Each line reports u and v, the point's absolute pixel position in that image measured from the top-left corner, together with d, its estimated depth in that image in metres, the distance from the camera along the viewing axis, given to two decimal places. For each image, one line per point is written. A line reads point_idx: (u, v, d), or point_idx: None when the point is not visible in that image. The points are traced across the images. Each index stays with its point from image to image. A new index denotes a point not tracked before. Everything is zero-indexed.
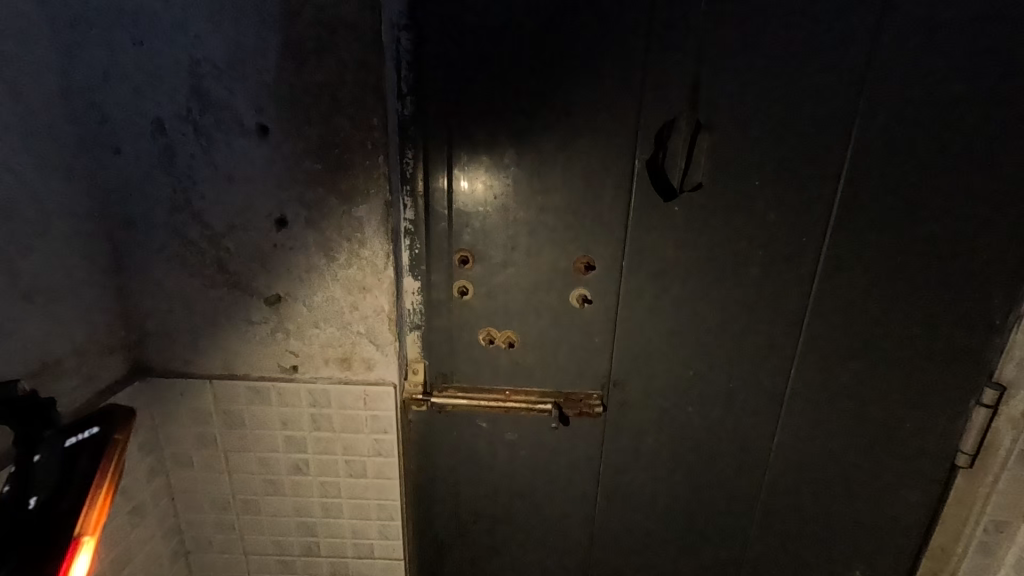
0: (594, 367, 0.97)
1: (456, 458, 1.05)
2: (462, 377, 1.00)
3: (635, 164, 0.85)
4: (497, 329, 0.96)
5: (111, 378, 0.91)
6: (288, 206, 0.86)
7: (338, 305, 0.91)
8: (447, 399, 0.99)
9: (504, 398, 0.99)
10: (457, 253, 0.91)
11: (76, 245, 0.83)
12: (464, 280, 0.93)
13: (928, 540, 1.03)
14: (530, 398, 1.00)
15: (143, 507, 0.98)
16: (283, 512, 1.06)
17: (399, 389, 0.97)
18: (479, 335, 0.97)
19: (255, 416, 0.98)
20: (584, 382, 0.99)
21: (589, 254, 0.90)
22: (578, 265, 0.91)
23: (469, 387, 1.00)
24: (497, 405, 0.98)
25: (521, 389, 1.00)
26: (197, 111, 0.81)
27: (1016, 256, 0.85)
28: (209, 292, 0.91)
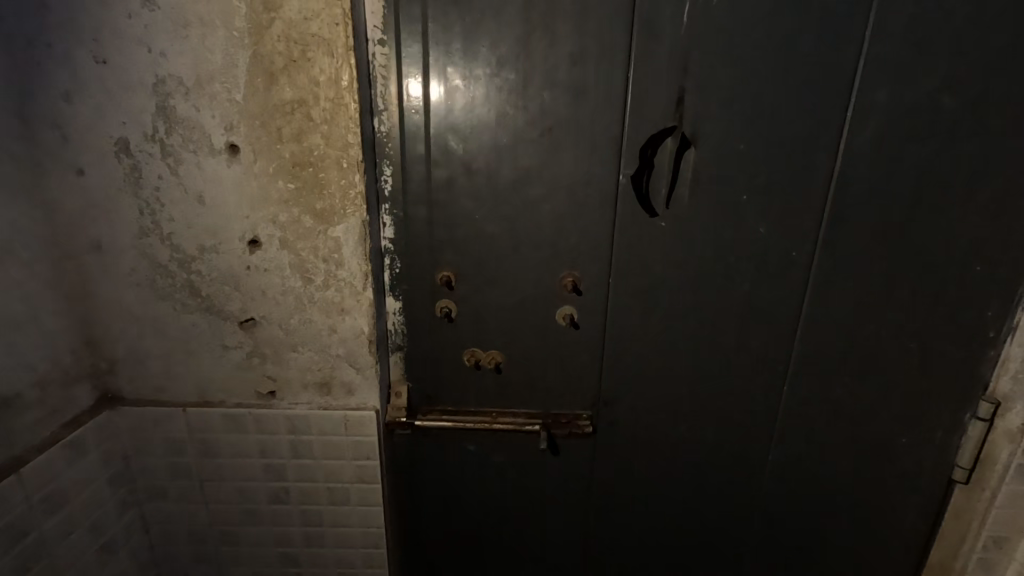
0: (583, 386, 0.95)
1: (443, 481, 1.02)
2: (448, 399, 0.97)
3: (620, 179, 0.83)
4: (482, 350, 0.93)
5: (77, 409, 0.87)
6: (262, 226, 0.82)
7: (316, 328, 0.88)
8: (432, 422, 0.96)
9: (490, 420, 0.96)
10: (440, 273, 0.89)
11: (36, 271, 0.80)
12: (447, 300, 0.90)
13: (926, 555, 1.01)
14: (518, 420, 0.96)
15: (115, 542, 0.93)
16: (264, 542, 1.01)
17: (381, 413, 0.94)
18: (464, 357, 0.94)
19: (232, 444, 0.94)
20: (574, 402, 0.96)
21: (576, 271, 0.88)
22: (566, 283, 0.88)
23: (454, 409, 0.98)
24: (483, 427, 0.95)
25: (508, 411, 0.97)
26: (163, 130, 0.78)
27: (1007, 267, 0.84)
28: (181, 317, 0.88)
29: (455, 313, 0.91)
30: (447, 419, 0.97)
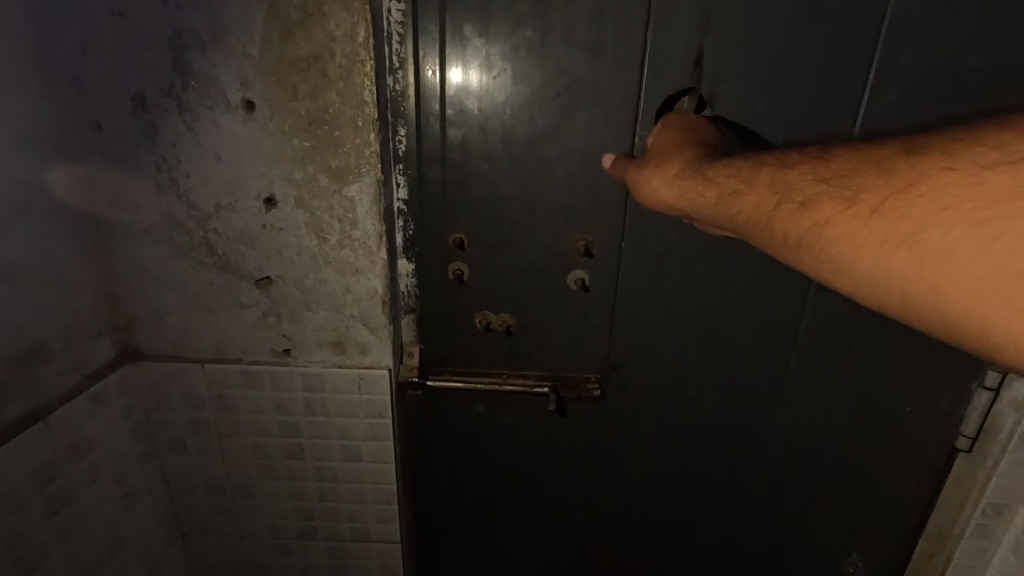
0: (592, 351, 0.96)
1: (452, 441, 1.05)
2: (460, 361, 0.99)
3: (635, 141, 0.82)
4: (494, 313, 0.95)
5: (99, 363, 0.90)
6: (277, 184, 0.83)
7: (330, 287, 0.89)
8: (444, 382, 0.98)
9: (500, 381, 0.98)
10: (453, 236, 0.90)
11: (58, 226, 0.81)
12: (460, 263, 0.91)
13: (925, 522, 1.03)
14: (527, 381, 0.98)
15: (137, 492, 0.97)
16: (280, 496, 1.05)
17: (393, 373, 0.95)
18: (477, 320, 0.95)
19: (249, 401, 0.97)
20: (583, 366, 0.97)
21: (588, 236, 0.88)
22: (579, 247, 0.88)
23: (464, 370, 1.00)
24: (492, 388, 0.97)
25: (518, 373, 0.99)
26: (179, 85, 0.78)
27: None
28: (198, 274, 0.89)
29: (467, 275, 0.92)
30: (457, 379, 0.98)
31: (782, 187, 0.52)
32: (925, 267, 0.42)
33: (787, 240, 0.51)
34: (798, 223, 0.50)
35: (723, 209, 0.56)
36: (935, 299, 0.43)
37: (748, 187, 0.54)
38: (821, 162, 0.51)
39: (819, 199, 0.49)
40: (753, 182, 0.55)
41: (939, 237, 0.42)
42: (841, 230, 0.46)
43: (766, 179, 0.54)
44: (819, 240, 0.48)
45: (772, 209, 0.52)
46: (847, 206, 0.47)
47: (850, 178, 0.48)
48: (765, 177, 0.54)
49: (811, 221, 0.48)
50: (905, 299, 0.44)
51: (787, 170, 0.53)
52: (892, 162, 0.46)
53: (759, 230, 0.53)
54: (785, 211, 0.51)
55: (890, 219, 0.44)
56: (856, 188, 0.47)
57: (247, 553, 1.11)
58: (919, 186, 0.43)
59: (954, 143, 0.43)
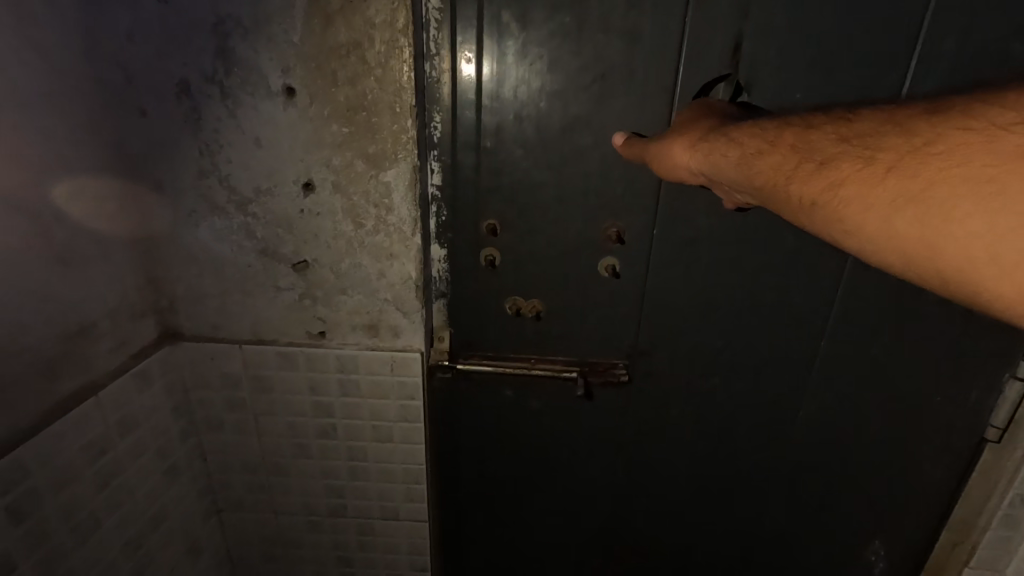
0: (620, 337, 0.97)
1: (479, 424, 1.07)
2: (489, 345, 1.01)
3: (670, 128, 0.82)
4: (524, 299, 0.96)
5: (143, 342, 0.93)
6: (315, 170, 0.85)
7: (365, 271, 0.91)
8: (473, 365, 1.00)
9: (529, 365, 1.00)
10: (485, 222, 0.91)
11: (106, 209, 0.83)
12: (492, 249, 0.93)
13: (949, 513, 1.03)
14: (555, 366, 1.00)
15: (178, 467, 1.00)
16: (313, 474, 1.08)
17: (425, 356, 0.97)
18: (507, 305, 0.97)
19: (284, 381, 1.00)
20: (611, 352, 0.99)
21: (620, 223, 0.89)
22: (610, 233, 0.89)
23: (494, 355, 1.01)
24: (522, 371, 0.99)
25: (547, 357, 1.00)
26: (222, 71, 0.79)
27: None
28: (238, 258, 0.91)
29: (499, 261, 0.93)
30: (487, 363, 1.00)
31: (804, 148, 0.51)
32: (926, 222, 0.41)
33: (799, 200, 0.49)
34: (814, 181, 0.48)
35: (744, 171, 0.55)
36: (933, 255, 0.41)
37: (771, 148, 0.54)
38: (847, 126, 0.50)
39: (837, 157, 0.48)
40: (777, 144, 0.53)
41: (945, 189, 0.40)
42: (855, 187, 0.45)
43: (789, 142, 0.53)
44: (832, 197, 0.46)
45: (791, 170, 0.51)
46: (862, 164, 0.46)
47: (871, 139, 0.47)
48: (789, 138, 0.53)
49: (826, 180, 0.47)
50: (906, 255, 0.43)
51: (812, 133, 0.52)
52: (912, 123, 0.45)
53: (775, 194, 0.52)
54: (805, 171, 0.50)
55: (904, 177, 0.43)
56: (874, 147, 0.46)
57: (280, 528, 1.14)
58: (935, 143, 0.42)
59: (980, 104, 0.42)
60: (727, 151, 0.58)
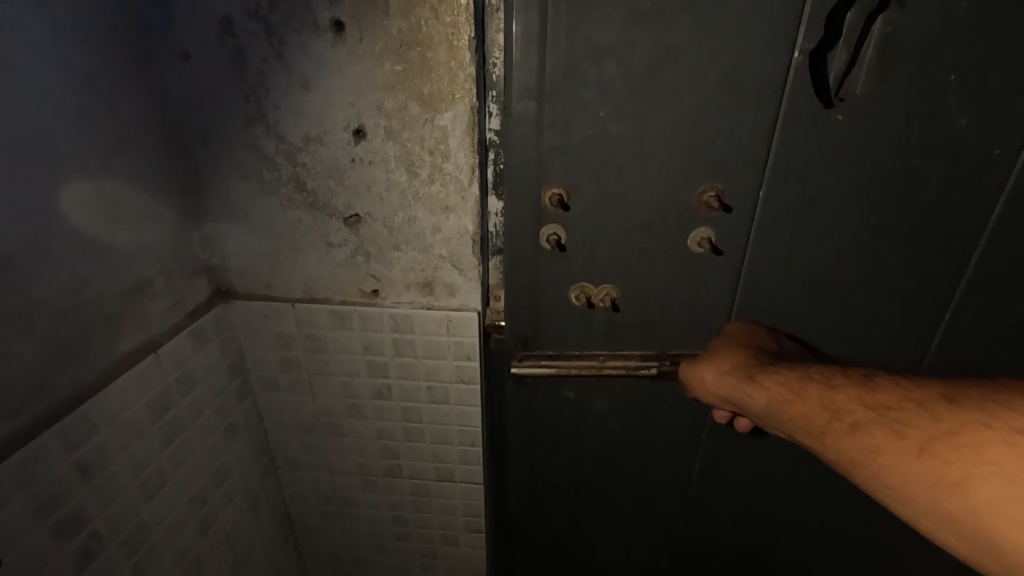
0: (695, 298, 0.89)
1: (541, 423, 1.03)
2: (547, 324, 0.93)
3: (794, 57, 0.70)
4: (594, 287, 0.89)
5: (197, 300, 0.90)
6: (366, 114, 0.78)
7: (420, 226, 0.86)
8: (530, 368, 0.94)
9: (599, 364, 0.94)
10: (548, 193, 0.82)
11: (153, 161, 0.80)
12: (558, 227, 0.84)
13: None
14: (630, 361, 0.94)
15: (236, 426, 1.00)
16: (367, 434, 1.08)
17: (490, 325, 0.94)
18: (573, 293, 0.90)
19: (338, 341, 0.97)
20: (681, 316, 0.91)
21: (719, 184, 0.79)
22: (705, 199, 0.80)
23: (556, 355, 0.95)
24: (592, 372, 0.94)
25: (620, 353, 0.95)
26: (266, 6, 0.73)
27: None
28: (288, 213, 0.87)
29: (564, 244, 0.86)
30: (545, 364, 0.95)
31: (828, 404, 0.53)
32: (974, 515, 0.39)
33: (839, 456, 0.49)
34: (847, 444, 0.48)
35: (771, 414, 0.58)
36: None
37: (794, 398, 0.56)
38: (871, 387, 0.52)
39: (865, 424, 0.48)
40: (800, 396, 0.56)
41: (993, 492, 0.39)
42: (896, 463, 0.44)
43: (813, 393, 0.55)
44: (873, 465, 0.46)
45: (810, 412, 0.54)
46: (894, 435, 0.46)
47: (897, 410, 0.47)
48: (806, 387, 0.56)
49: (860, 446, 0.47)
50: (976, 553, 0.39)
51: (832, 388, 0.54)
52: (937, 399, 0.46)
53: (805, 438, 0.54)
54: (838, 428, 0.50)
55: (1005, 488, 0.38)
56: (901, 419, 0.46)
57: (335, 486, 1.15)
58: (973, 433, 0.42)
59: None
60: (755, 393, 0.61)
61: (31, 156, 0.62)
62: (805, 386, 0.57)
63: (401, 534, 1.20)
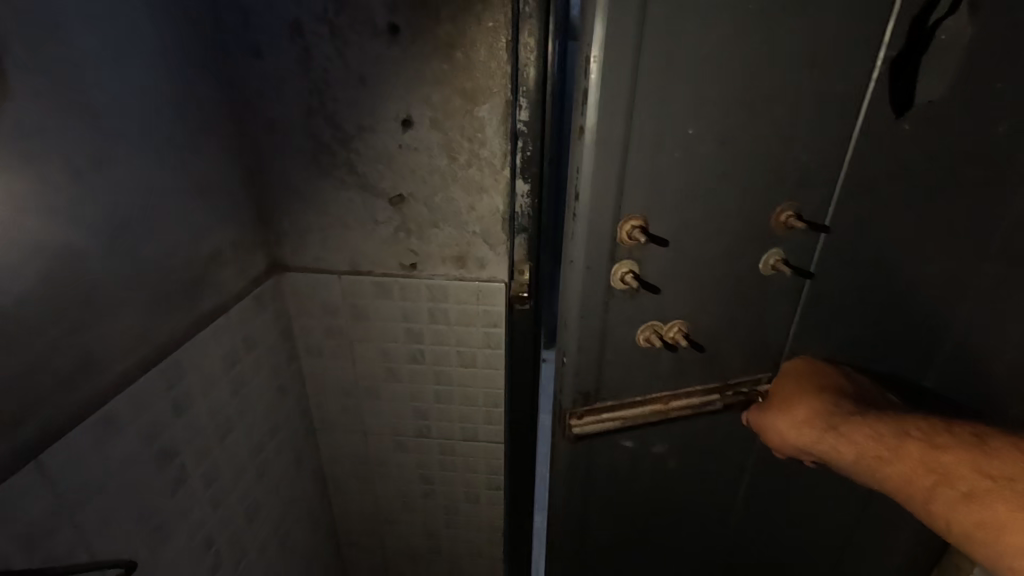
0: (719, 300, 0.91)
1: (588, 471, 1.07)
2: (606, 343, 0.92)
3: (879, 63, 0.76)
4: (664, 324, 0.91)
5: (256, 271, 1.01)
6: (414, 106, 0.90)
7: (457, 205, 0.98)
8: (591, 425, 0.97)
9: (663, 405, 0.99)
10: (624, 223, 0.81)
11: (224, 145, 0.91)
12: (630, 264, 0.84)
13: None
14: (693, 399, 1.00)
15: (285, 387, 1.11)
16: (400, 397, 1.19)
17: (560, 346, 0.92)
18: (643, 329, 0.91)
19: (379, 310, 1.09)
20: (714, 311, 0.92)
21: (796, 203, 0.85)
22: (783, 219, 0.85)
23: (613, 403, 0.98)
24: (656, 414, 0.98)
25: (680, 392, 0.99)
26: (333, 12, 0.85)
27: None
28: (340, 193, 0.99)
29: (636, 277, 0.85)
30: (604, 417, 0.98)
31: (938, 470, 0.73)
32: None
33: (949, 519, 0.69)
34: (961, 509, 0.68)
35: (882, 471, 0.78)
36: None
37: (901, 461, 0.76)
38: (972, 459, 0.71)
39: (977, 494, 0.68)
40: (908, 459, 0.76)
41: None
42: (1006, 530, 0.63)
43: (919, 457, 0.75)
44: (985, 531, 0.65)
45: (913, 476, 0.75)
46: (1008, 505, 0.65)
47: (1005, 483, 0.67)
48: (913, 454, 0.76)
49: (974, 511, 0.67)
50: None
51: (938, 455, 0.74)
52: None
53: (905, 492, 0.75)
54: (945, 494, 0.70)
55: None
56: (1010, 494, 0.65)
57: (369, 447, 1.26)
58: None
59: None
60: (866, 451, 0.81)
61: (143, 136, 0.74)
62: (909, 449, 0.77)
63: (428, 492, 1.32)
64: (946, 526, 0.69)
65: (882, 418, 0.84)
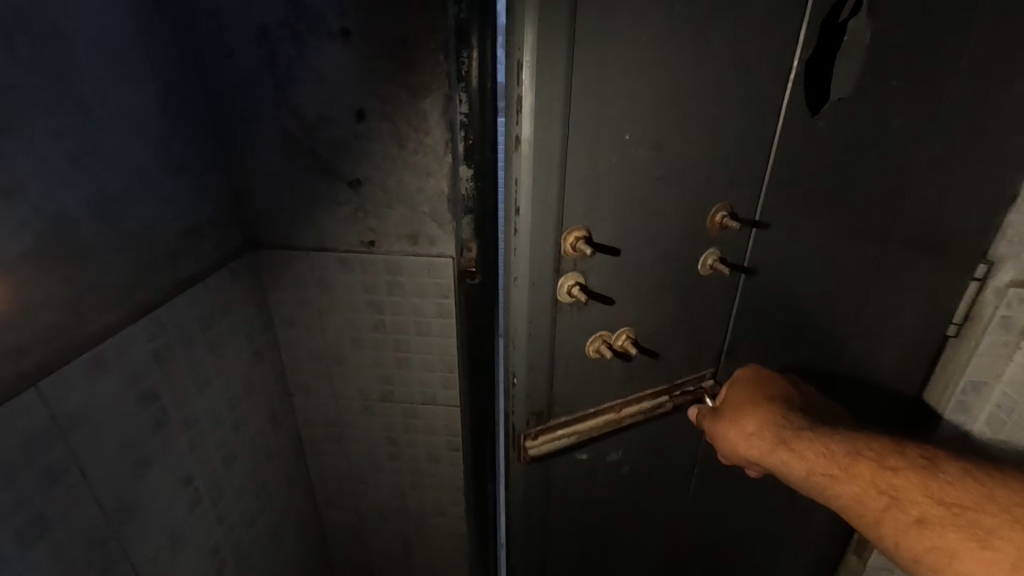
0: (651, 294, 0.99)
1: (549, 484, 1.12)
2: (557, 353, 0.97)
3: (795, 65, 0.88)
4: (610, 333, 0.99)
5: (232, 247, 1.15)
6: (366, 100, 1.03)
7: (408, 188, 1.11)
8: (547, 442, 1.02)
9: (615, 414, 1.07)
10: (568, 235, 0.87)
11: (201, 134, 1.04)
12: (574, 276, 0.90)
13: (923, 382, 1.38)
14: (642, 404, 1.09)
15: (260, 352, 1.24)
16: (365, 364, 1.32)
17: (511, 351, 0.94)
18: (592, 339, 0.98)
19: (343, 283, 1.22)
20: (649, 309, 1.00)
21: (729, 203, 0.96)
22: (717, 218, 0.96)
23: (566, 419, 1.04)
24: (609, 422, 1.06)
25: (629, 401, 1.08)
26: (293, 18, 0.98)
27: (996, 147, 1.08)
28: (305, 177, 1.12)
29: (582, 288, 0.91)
30: (560, 435, 1.03)
31: (891, 493, 0.78)
32: None
33: (904, 544, 0.74)
34: (916, 534, 0.73)
35: (837, 491, 0.83)
36: None
37: (851, 479, 0.82)
38: (915, 479, 0.78)
39: (930, 521, 0.73)
40: (859, 478, 0.82)
41: None
42: (960, 560, 0.68)
43: (868, 477, 0.81)
44: (940, 559, 0.70)
45: (861, 493, 0.81)
46: (959, 532, 0.70)
47: (953, 509, 0.73)
48: (863, 473, 0.82)
49: (929, 539, 0.72)
50: None
51: (888, 475, 0.80)
52: (983, 504, 0.72)
53: (856, 511, 0.81)
54: (899, 519, 0.75)
55: None
56: (959, 521, 0.71)
57: (340, 410, 1.40)
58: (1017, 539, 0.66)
59: None
60: (819, 468, 0.86)
61: (128, 125, 0.87)
62: (863, 465, 0.83)
63: (393, 454, 1.45)
64: (901, 551, 0.75)
65: (830, 435, 0.89)
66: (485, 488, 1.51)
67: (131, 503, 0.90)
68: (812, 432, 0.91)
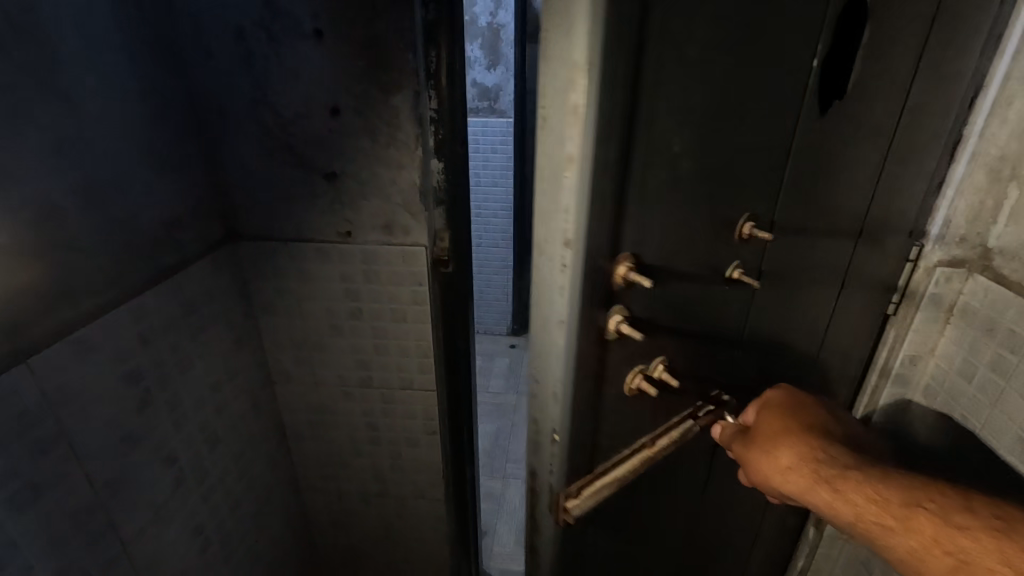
0: (679, 315, 0.90)
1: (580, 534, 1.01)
2: (602, 398, 0.85)
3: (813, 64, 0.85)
4: (648, 364, 0.89)
5: (214, 238, 1.20)
6: (340, 97, 1.09)
7: (381, 180, 1.17)
8: (588, 498, 0.89)
9: (653, 449, 0.97)
10: (618, 266, 0.74)
11: (183, 130, 1.10)
12: (621, 311, 0.78)
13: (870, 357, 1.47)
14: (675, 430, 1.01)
15: (242, 339, 1.30)
16: (345, 351, 1.38)
17: (547, 403, 0.79)
18: (630, 373, 0.87)
19: (322, 272, 1.27)
20: (674, 333, 0.91)
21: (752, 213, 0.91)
22: (744, 230, 0.91)
23: (599, 471, 0.91)
24: (649, 460, 0.97)
25: (662, 433, 0.99)
26: (269, 20, 1.04)
27: (930, 139, 1.17)
28: (283, 170, 1.18)
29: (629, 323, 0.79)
30: (600, 487, 0.91)
31: (952, 553, 0.73)
32: None
33: None
34: None
35: (889, 542, 0.78)
36: None
37: (909, 537, 0.76)
38: (983, 538, 0.72)
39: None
40: (918, 535, 0.76)
41: None
42: None
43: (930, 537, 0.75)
44: None
45: (919, 551, 0.75)
46: None
47: None
48: (924, 530, 0.76)
49: None
50: None
51: (949, 532, 0.74)
52: None
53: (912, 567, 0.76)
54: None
55: None
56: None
57: (321, 397, 1.45)
58: None
59: None
60: (871, 520, 0.79)
61: (112, 120, 0.93)
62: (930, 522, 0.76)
63: (374, 438, 1.50)
64: None
65: (884, 474, 0.81)
66: (462, 468, 1.58)
67: (117, 477, 0.95)
68: (867, 474, 0.82)
